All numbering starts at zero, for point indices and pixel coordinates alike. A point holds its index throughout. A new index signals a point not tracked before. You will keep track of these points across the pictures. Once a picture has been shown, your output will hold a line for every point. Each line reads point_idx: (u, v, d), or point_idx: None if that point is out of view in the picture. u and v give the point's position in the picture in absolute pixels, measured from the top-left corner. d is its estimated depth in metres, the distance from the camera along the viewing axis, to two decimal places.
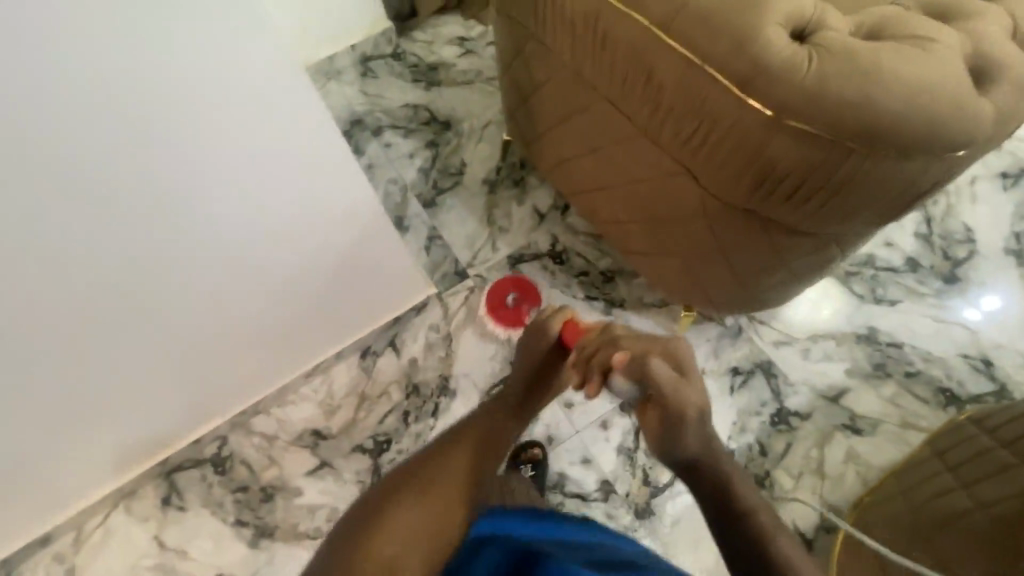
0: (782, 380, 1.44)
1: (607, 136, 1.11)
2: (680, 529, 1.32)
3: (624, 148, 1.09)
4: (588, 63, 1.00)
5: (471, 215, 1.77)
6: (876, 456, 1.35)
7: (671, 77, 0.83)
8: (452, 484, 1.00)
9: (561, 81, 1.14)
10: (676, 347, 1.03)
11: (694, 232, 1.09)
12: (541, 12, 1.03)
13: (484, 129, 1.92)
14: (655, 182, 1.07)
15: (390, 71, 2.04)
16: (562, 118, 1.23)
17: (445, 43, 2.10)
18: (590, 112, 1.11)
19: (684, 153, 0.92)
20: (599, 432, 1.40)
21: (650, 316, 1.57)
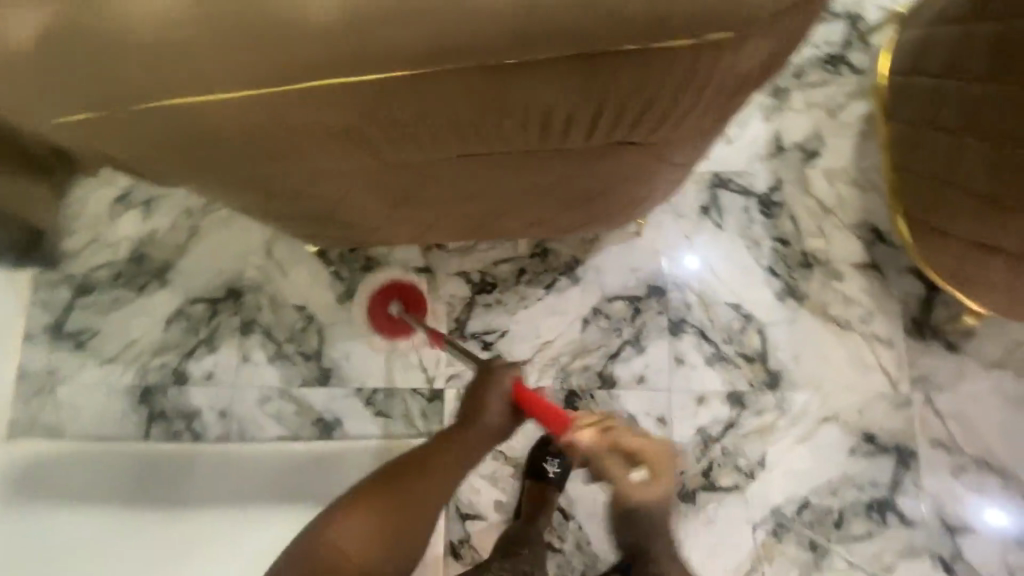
0: (737, 177, 1.38)
1: (478, 180, 0.80)
2: (805, 360, 1.30)
3: (511, 176, 0.79)
4: (403, 150, 0.65)
5: (372, 339, 1.39)
6: (842, 157, 1.38)
7: (559, 87, 0.54)
8: (402, 502, 0.94)
9: (369, 180, 0.77)
10: (654, 448, 0.85)
11: (644, 177, 0.86)
12: (281, 151, 0.64)
13: (271, 254, 1.44)
14: (572, 174, 0.80)
15: (103, 309, 1.45)
16: (397, 201, 0.87)
17: (111, 219, 1.48)
18: (438, 177, 0.77)
19: (612, 136, 0.66)
20: (684, 369, 1.32)
21: (608, 240, 1.38)
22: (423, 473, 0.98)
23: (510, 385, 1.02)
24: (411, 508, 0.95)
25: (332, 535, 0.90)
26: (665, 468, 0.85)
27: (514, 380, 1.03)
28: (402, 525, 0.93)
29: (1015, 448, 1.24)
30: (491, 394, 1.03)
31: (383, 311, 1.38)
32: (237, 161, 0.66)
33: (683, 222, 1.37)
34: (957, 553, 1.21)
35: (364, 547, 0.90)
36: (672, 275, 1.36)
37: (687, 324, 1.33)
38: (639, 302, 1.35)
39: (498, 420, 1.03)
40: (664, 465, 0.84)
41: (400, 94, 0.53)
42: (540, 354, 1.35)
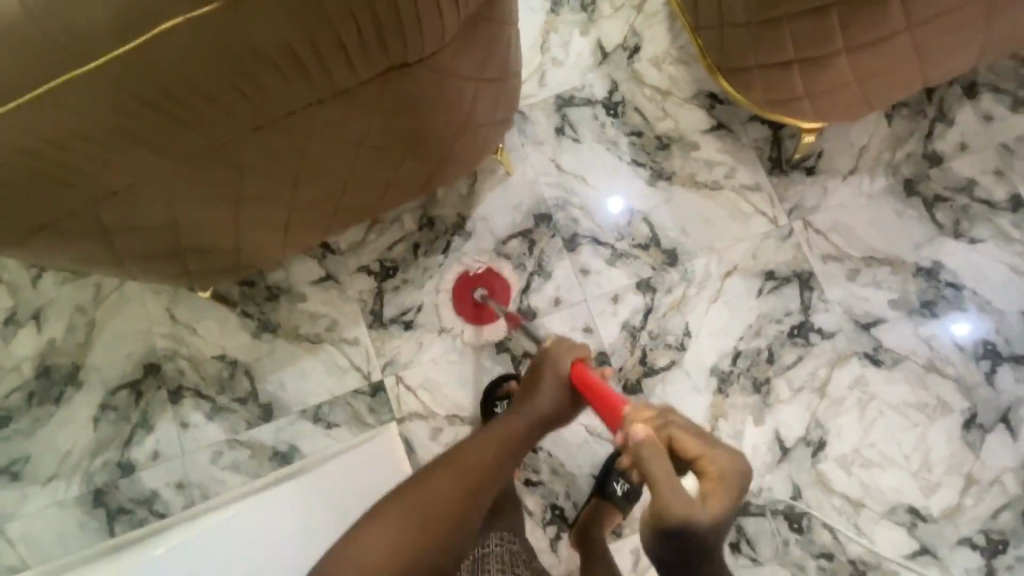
0: (577, 92, 1.47)
1: (294, 152, 0.87)
2: (693, 228, 1.38)
3: (322, 137, 0.87)
4: (195, 128, 0.73)
5: (300, 360, 1.41)
6: (661, 42, 1.48)
7: (282, 21, 0.63)
8: (453, 478, 1.02)
9: (193, 179, 0.83)
10: (712, 464, 0.79)
11: (448, 103, 0.95)
12: (81, 155, 0.71)
13: (176, 318, 1.44)
14: (374, 118, 0.89)
15: (26, 434, 1.41)
16: (237, 201, 0.94)
17: (4, 344, 1.44)
18: (255, 159, 0.85)
19: (369, 60, 0.75)
20: (591, 278, 1.38)
21: (483, 188, 1.43)
22: (469, 456, 1.06)
23: (566, 370, 1.10)
24: (460, 489, 1.02)
25: (383, 522, 0.96)
26: (722, 491, 0.76)
27: (576, 360, 1.11)
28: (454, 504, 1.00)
29: (895, 237, 1.35)
30: (545, 381, 1.11)
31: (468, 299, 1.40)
32: (57, 185, 0.74)
33: (545, 147, 1.45)
34: (878, 344, 1.31)
35: (420, 525, 0.97)
36: (551, 199, 1.42)
37: (580, 237, 1.40)
38: (531, 233, 1.41)
39: (557, 399, 1.10)
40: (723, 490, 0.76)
41: (149, 62, 0.62)
42: (459, 313, 1.40)
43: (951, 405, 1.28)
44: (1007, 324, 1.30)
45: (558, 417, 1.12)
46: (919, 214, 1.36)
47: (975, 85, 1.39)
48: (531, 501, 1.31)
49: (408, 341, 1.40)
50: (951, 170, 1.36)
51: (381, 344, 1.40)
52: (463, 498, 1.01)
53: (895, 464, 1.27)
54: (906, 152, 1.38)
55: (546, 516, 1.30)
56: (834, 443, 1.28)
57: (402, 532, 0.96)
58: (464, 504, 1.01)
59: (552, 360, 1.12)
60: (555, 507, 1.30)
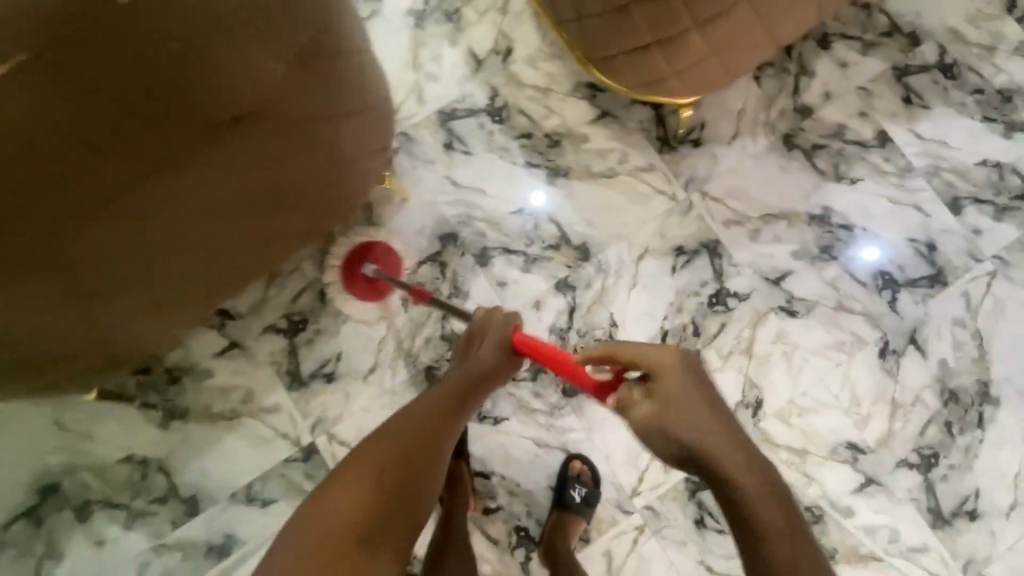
0: (458, 104, 1.44)
1: (140, 235, 0.80)
2: (598, 219, 1.38)
3: (168, 212, 0.80)
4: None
5: (219, 441, 1.29)
6: (531, 41, 1.47)
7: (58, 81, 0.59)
8: (408, 429, 0.93)
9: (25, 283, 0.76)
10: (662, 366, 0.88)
11: (305, 147, 0.90)
12: None
13: (67, 428, 1.29)
14: (224, 182, 0.82)
15: None
16: (91, 296, 0.85)
17: None
18: (93, 250, 0.77)
19: (190, 119, 0.70)
20: (510, 288, 1.35)
21: (382, 219, 1.37)
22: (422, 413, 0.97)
23: (507, 332, 1.06)
24: (414, 438, 0.92)
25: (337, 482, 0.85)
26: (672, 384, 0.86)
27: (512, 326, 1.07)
28: (411, 458, 0.89)
29: (785, 191, 1.40)
30: (485, 342, 1.06)
31: (360, 278, 1.34)
32: None
33: (437, 165, 1.40)
34: (791, 296, 1.36)
35: (373, 479, 0.85)
36: (453, 216, 1.38)
37: (490, 249, 1.36)
38: (441, 255, 1.36)
39: (497, 359, 1.05)
40: (670, 382, 0.86)
41: None
42: (381, 354, 1.33)
43: (867, 338, 1.34)
44: (897, 252, 1.38)
45: (500, 376, 1.06)
46: (802, 165, 1.42)
47: (825, 37, 1.47)
48: (494, 529, 1.26)
49: (333, 394, 1.31)
50: (821, 119, 1.44)
51: (306, 403, 1.31)
52: (419, 453, 0.91)
53: (829, 405, 1.32)
54: (779, 109, 1.44)
55: (512, 541, 1.26)
56: (770, 400, 1.31)
57: (355, 492, 0.83)
58: (422, 461, 0.90)
59: (491, 323, 1.08)
60: (519, 529, 1.26)
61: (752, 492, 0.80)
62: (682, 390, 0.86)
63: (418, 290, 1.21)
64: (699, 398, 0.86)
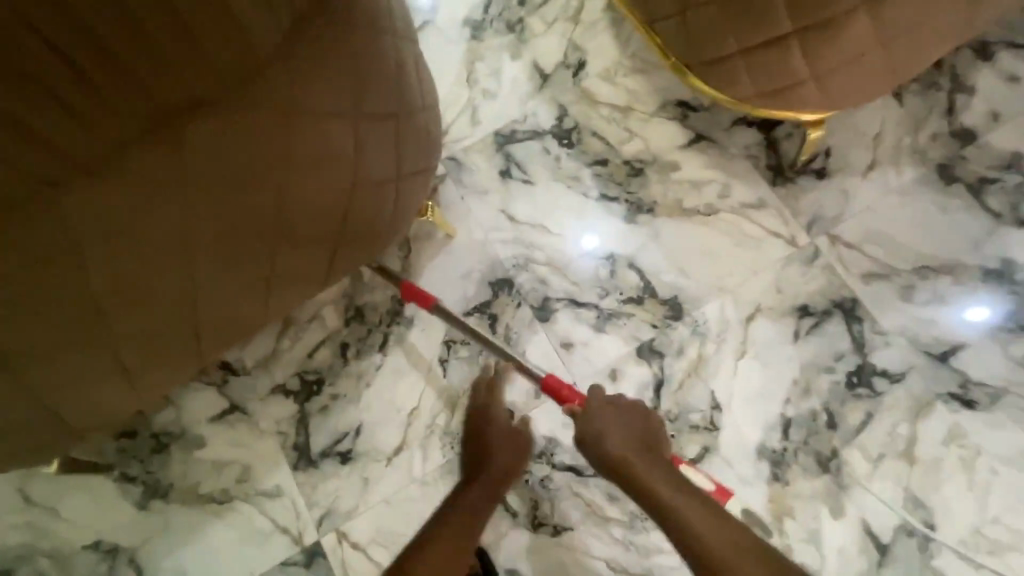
0: (518, 125, 1.20)
1: (67, 257, 0.56)
2: (693, 266, 1.08)
3: (107, 224, 0.56)
4: None
5: (205, 530, 1.03)
6: (609, 52, 1.23)
7: None
8: None
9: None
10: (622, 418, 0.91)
11: (310, 158, 0.65)
12: None
13: (29, 499, 1.05)
14: (192, 185, 0.58)
15: None
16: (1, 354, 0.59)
17: None
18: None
19: (125, 78, 0.50)
20: (577, 352, 1.05)
21: (422, 259, 1.12)
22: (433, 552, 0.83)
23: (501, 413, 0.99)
24: None
25: None
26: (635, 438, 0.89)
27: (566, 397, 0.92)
28: None
29: (946, 237, 1.06)
30: (494, 434, 0.97)
31: None
32: None
33: (490, 196, 1.15)
34: (963, 379, 0.99)
35: None
36: (508, 258, 1.11)
37: (553, 300, 1.08)
38: (491, 306, 1.09)
39: (506, 454, 0.96)
40: (626, 429, 0.89)
41: None
42: (411, 429, 1.04)
43: None
44: None
45: (512, 473, 0.95)
46: (968, 204, 1.08)
47: (987, 45, 1.16)
48: None
49: (348, 479, 1.03)
50: (988, 145, 1.10)
51: (314, 488, 1.03)
52: None
53: None
54: (930, 133, 1.12)
55: None
56: (946, 527, 0.93)
57: None
58: None
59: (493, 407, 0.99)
60: None
61: (688, 517, 0.78)
62: (605, 422, 0.90)
63: (422, 292, 0.98)
64: (627, 431, 0.89)
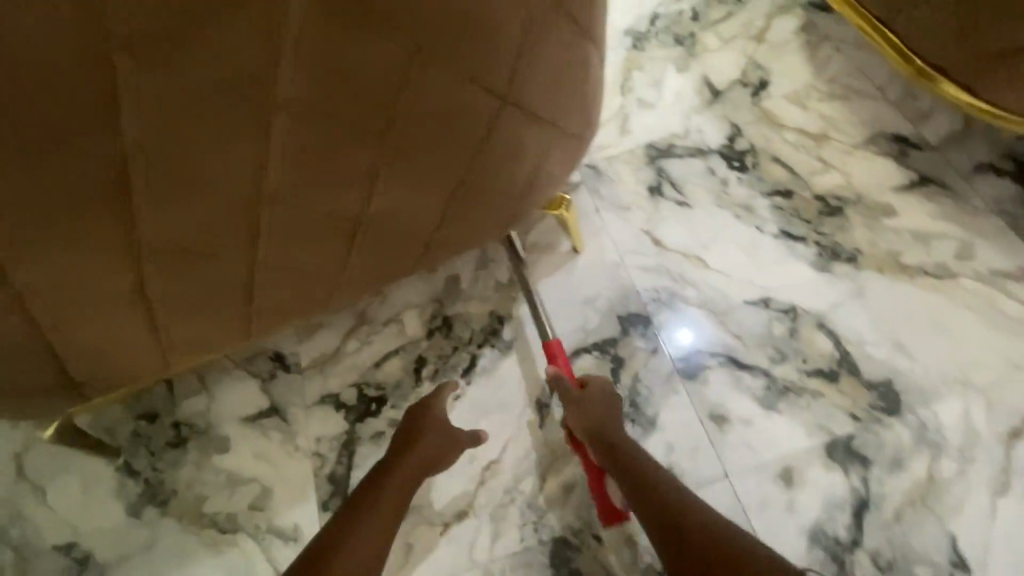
0: (677, 140, 0.98)
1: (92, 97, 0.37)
2: (914, 345, 0.76)
3: (157, 58, 0.36)
4: None
5: (195, 565, 0.79)
6: (799, 75, 1.01)
7: None
8: None
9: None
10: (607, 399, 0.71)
11: (445, 29, 0.43)
12: None
13: (21, 469, 0.86)
14: (291, 21, 0.38)
15: None
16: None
17: None
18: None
19: None
20: (733, 431, 0.74)
21: (536, 272, 0.89)
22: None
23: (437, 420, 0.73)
24: None
25: None
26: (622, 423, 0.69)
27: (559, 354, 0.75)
28: None
29: None
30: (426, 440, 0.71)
31: None
32: None
33: (633, 213, 0.92)
34: None
35: None
36: (647, 290, 0.85)
37: (703, 354, 0.79)
38: (616, 346, 0.82)
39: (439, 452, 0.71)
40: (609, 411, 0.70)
41: None
42: (484, 490, 0.75)
43: None
44: None
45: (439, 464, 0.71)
46: None
47: None
48: None
49: None
50: None
51: None
52: None
53: None
54: None
55: None
56: None
57: None
58: None
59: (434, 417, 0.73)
60: None
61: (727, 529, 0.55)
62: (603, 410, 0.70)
63: None
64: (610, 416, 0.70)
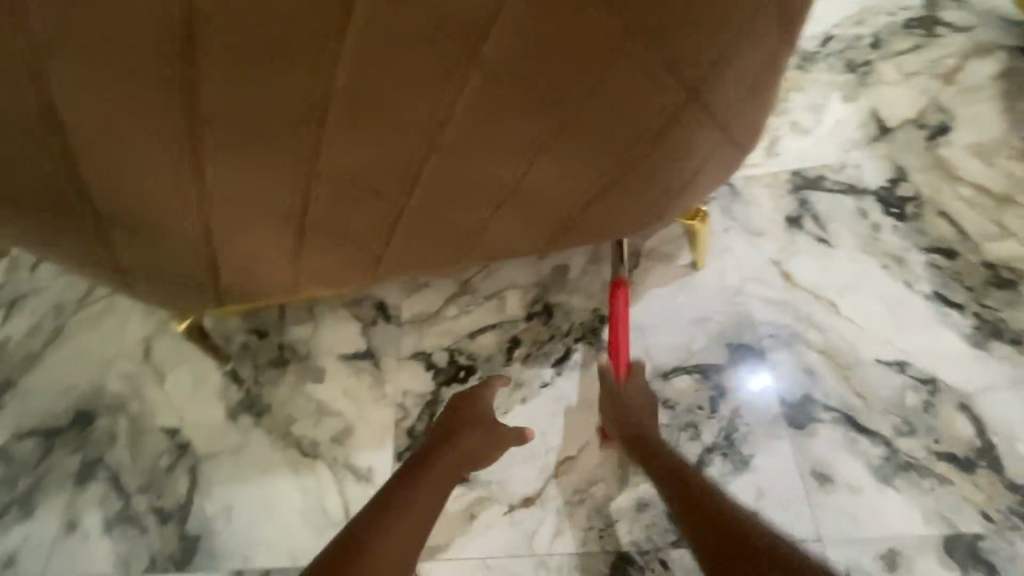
0: (829, 172, 0.90)
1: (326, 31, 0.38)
2: None
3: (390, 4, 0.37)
4: None
5: (274, 478, 0.84)
6: (988, 127, 0.90)
7: None
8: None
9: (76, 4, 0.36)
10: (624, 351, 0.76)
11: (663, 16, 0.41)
12: None
13: (149, 353, 0.96)
14: None
15: None
16: (194, 118, 0.44)
17: None
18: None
19: None
20: (837, 494, 0.68)
21: (648, 279, 0.86)
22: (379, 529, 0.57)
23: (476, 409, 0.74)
24: None
25: None
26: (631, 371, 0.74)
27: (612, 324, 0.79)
28: None
29: None
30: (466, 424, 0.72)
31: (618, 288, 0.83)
32: None
33: (764, 239, 0.86)
34: None
35: None
36: (766, 324, 0.80)
37: (815, 405, 0.73)
38: (720, 373, 0.78)
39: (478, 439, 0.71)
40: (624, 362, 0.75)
41: None
42: (554, 483, 0.74)
43: None
44: None
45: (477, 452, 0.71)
46: None
47: None
48: None
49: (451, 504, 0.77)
50: None
51: None
52: None
53: None
54: None
55: None
56: None
57: None
58: None
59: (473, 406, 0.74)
60: None
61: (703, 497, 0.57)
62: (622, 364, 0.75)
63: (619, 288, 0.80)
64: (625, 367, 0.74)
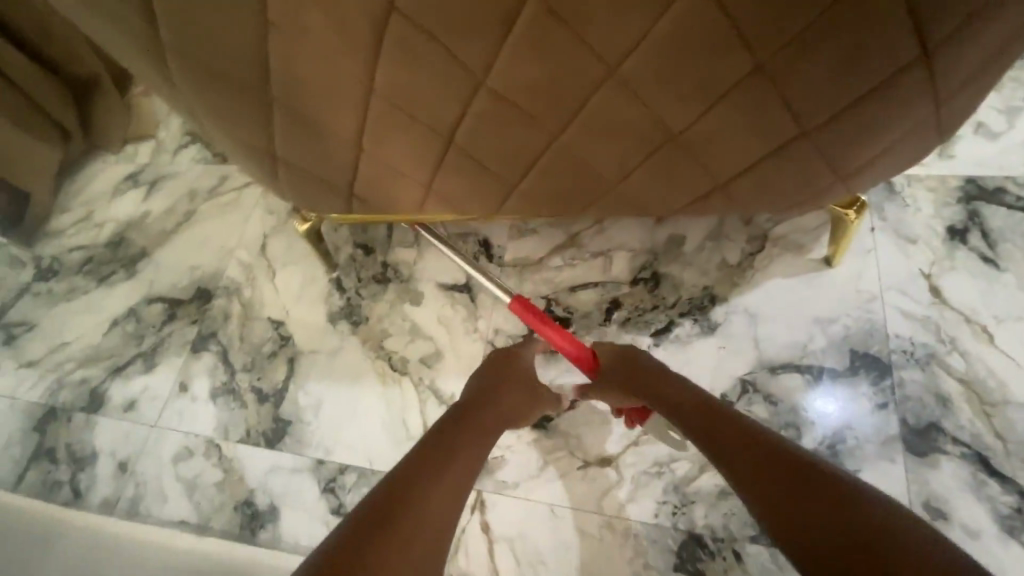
0: (1013, 187, 0.78)
1: None
2: None
3: None
4: None
5: (362, 385, 0.89)
6: None
7: None
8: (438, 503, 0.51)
9: None
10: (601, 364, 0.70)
11: None
12: None
13: (265, 248, 1.03)
14: None
15: (33, 297, 1.05)
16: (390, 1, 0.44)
17: (89, 187, 1.13)
18: None
19: None
20: (952, 532, 0.63)
21: (772, 267, 0.80)
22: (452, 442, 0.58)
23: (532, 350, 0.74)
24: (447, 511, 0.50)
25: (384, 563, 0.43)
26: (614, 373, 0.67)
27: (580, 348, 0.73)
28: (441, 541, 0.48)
29: None
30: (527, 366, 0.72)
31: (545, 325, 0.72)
32: None
33: (917, 248, 0.77)
34: None
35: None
36: (901, 338, 0.73)
37: (944, 435, 0.67)
38: (836, 379, 0.72)
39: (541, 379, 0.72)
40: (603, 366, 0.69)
41: None
42: (634, 450, 0.73)
43: None
44: None
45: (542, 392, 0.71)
46: None
47: None
48: None
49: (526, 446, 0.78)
50: None
51: None
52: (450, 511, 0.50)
53: None
54: None
55: None
56: None
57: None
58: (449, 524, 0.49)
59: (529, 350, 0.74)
60: None
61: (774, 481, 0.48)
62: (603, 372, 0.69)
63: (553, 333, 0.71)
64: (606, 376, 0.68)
